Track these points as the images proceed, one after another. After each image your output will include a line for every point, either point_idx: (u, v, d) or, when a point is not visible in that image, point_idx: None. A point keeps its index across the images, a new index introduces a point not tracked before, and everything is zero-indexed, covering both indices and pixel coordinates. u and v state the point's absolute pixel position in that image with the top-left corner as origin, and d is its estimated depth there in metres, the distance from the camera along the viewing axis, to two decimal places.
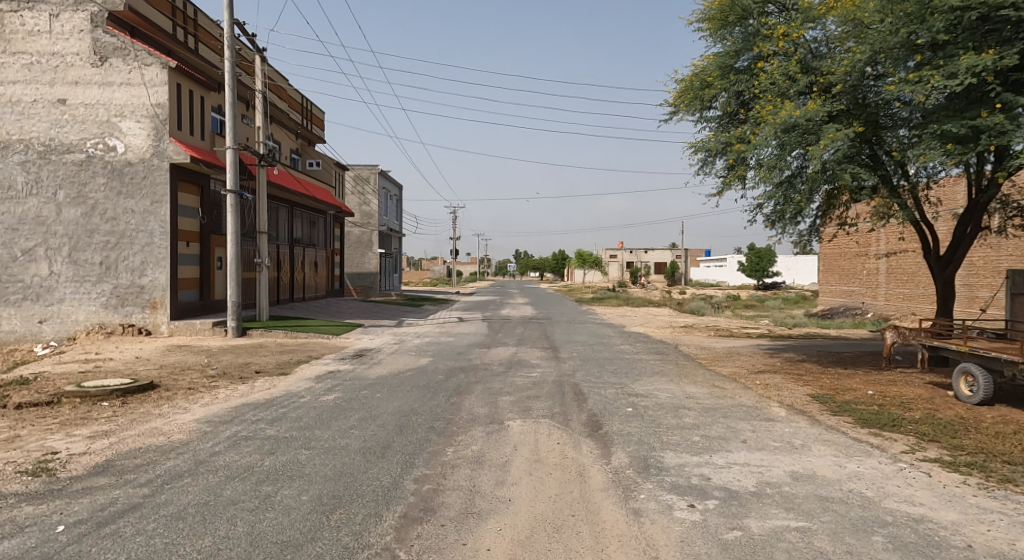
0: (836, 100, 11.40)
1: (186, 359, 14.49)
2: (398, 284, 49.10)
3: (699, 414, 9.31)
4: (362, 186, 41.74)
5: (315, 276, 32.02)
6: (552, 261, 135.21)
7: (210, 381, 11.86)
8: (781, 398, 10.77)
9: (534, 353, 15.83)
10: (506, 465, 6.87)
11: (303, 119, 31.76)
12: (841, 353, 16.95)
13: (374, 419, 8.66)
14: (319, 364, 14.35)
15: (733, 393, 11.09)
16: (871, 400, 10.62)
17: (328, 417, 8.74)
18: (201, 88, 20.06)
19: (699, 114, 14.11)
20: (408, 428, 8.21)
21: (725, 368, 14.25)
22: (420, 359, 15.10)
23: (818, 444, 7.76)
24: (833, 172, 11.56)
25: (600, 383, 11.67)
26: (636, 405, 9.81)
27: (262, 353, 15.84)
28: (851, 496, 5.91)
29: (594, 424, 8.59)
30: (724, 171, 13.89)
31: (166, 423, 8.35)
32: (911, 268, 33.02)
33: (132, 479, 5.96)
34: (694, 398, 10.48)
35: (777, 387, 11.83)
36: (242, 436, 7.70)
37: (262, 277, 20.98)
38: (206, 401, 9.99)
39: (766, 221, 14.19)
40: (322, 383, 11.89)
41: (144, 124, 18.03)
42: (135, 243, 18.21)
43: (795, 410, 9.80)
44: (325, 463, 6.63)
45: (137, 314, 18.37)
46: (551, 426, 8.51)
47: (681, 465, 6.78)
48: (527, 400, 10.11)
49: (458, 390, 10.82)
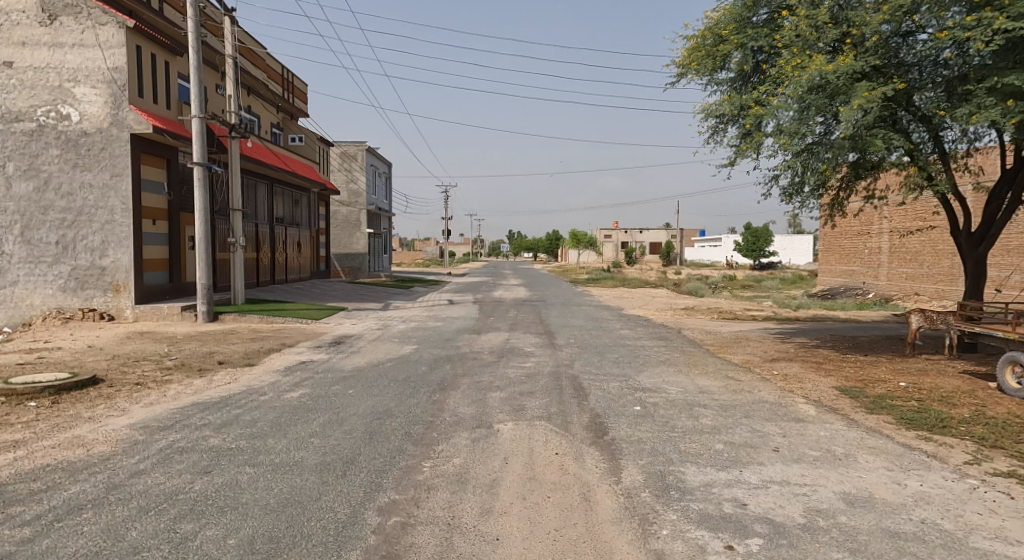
0: (868, 56, 10.14)
1: (144, 348, 13.18)
2: (389, 264, 47.77)
3: (717, 414, 8.09)
4: (350, 164, 40.02)
5: (300, 256, 30.79)
6: (546, 241, 133.86)
7: (163, 375, 10.55)
8: (805, 392, 9.55)
9: (528, 340, 14.59)
10: (494, 486, 5.64)
11: (284, 92, 30.18)
12: (858, 338, 15.76)
13: (341, 423, 7.40)
14: (292, 353, 13.03)
15: (750, 386, 9.86)
16: (907, 393, 9.44)
17: (287, 421, 7.47)
18: (166, 53, 18.60)
19: (710, 75, 12.79)
20: (379, 435, 6.96)
21: (736, 355, 13.06)
22: (404, 346, 13.83)
23: (862, 453, 6.54)
24: (861, 140, 10.39)
25: (600, 375, 10.43)
26: (645, 403, 8.59)
27: (231, 341, 14.52)
28: (928, 530, 4.67)
29: (599, 428, 7.34)
30: (736, 140, 12.65)
31: (92, 431, 7.08)
32: (915, 248, 31.87)
33: (15, 516, 4.75)
34: (709, 393, 9.27)
35: (797, 379, 10.62)
36: (178, 448, 6.45)
37: (237, 258, 19.66)
38: (151, 400, 8.72)
39: (782, 194, 12.94)
40: (290, 376, 10.60)
41: (100, 91, 16.69)
42: (94, 221, 16.94)
43: (825, 407, 8.55)
44: (270, 487, 5.35)
45: (99, 298, 17.16)
46: (548, 431, 7.28)
47: (708, 486, 5.54)
48: (520, 397, 8.86)
49: (443, 385, 9.58)
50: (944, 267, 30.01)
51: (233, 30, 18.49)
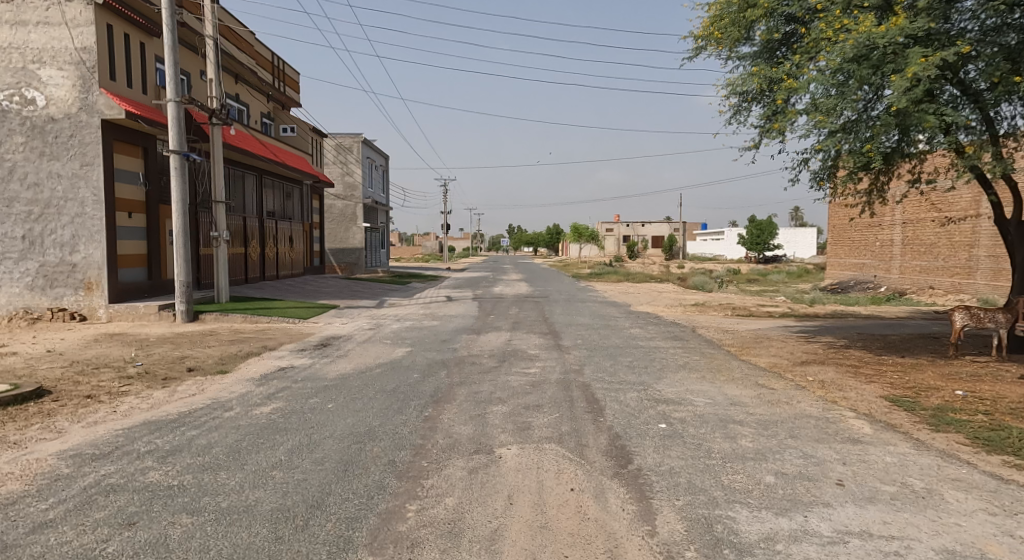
0: (921, 18, 8.90)
1: (109, 352, 11.99)
2: (387, 260, 46.50)
3: (757, 433, 6.90)
4: (345, 156, 38.56)
5: (292, 252, 29.56)
6: (547, 236, 132.73)
7: (120, 386, 9.31)
8: (850, 403, 8.29)
9: (531, 340, 13.39)
10: (493, 541, 4.47)
11: (275, 81, 28.98)
12: (888, 337, 14.50)
13: (312, 448, 6.22)
14: (272, 357, 11.84)
15: (786, 396, 8.65)
16: (968, 404, 8.16)
17: (247, 446, 6.29)
18: (141, 34, 17.41)
19: (733, 49, 11.65)
20: (356, 466, 5.76)
21: (762, 358, 11.79)
22: (395, 350, 12.60)
23: (947, 488, 5.29)
24: (913, 117, 9.16)
25: (614, 384, 9.19)
26: (670, 418, 7.40)
27: (207, 343, 13.33)
28: None
29: (621, 454, 6.12)
30: (762, 120, 11.42)
31: (9, 461, 5.88)
32: (930, 239, 30.57)
33: None
34: (741, 406, 8.06)
35: (837, 386, 9.35)
36: (106, 486, 5.24)
37: (221, 254, 18.45)
38: (96, 418, 7.50)
39: (814, 178, 11.75)
40: (264, 385, 9.35)
41: (67, 73, 15.56)
42: (63, 214, 15.80)
43: (881, 424, 7.25)
44: (205, 550, 4.19)
45: (69, 296, 16.01)
46: (559, 457, 6.09)
47: (769, 542, 4.38)
48: (525, 412, 7.67)
49: (437, 397, 8.36)
50: (960, 259, 28.65)
51: (213, 8, 17.23)
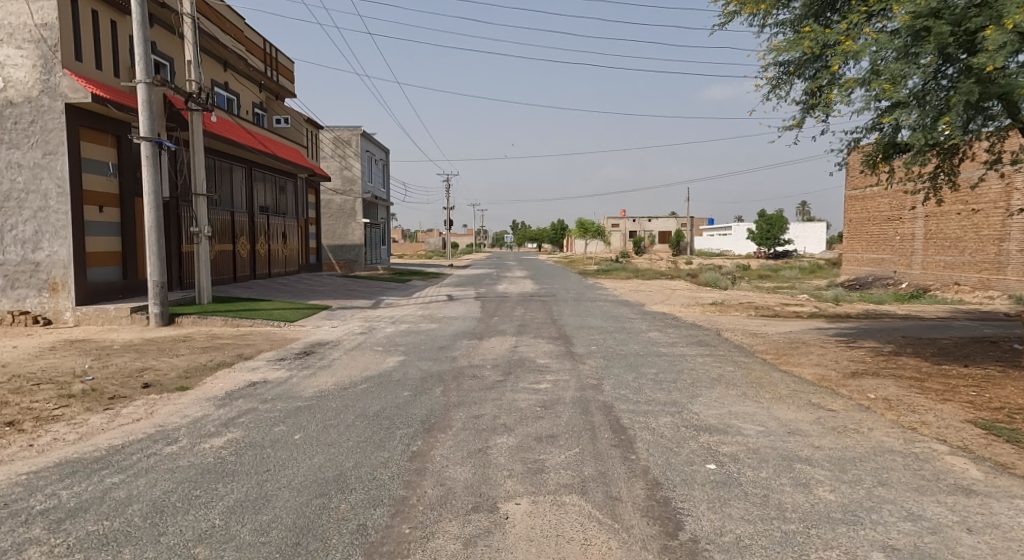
0: None
1: (60, 363, 10.55)
2: (388, 257, 45.02)
3: (836, 477, 5.39)
4: (343, 150, 37.17)
5: (286, 249, 28.08)
6: (552, 231, 130.99)
7: (53, 408, 7.82)
8: (934, 431, 6.76)
9: (540, 347, 11.91)
10: None
11: (267, 69, 27.51)
12: (938, 342, 12.92)
13: (261, 506, 4.74)
14: (245, 369, 10.36)
15: (850, 421, 7.14)
16: None
17: (175, 502, 4.82)
18: (111, 11, 15.94)
19: (772, 12, 10.09)
20: (312, 537, 4.29)
21: (806, 369, 10.21)
22: (386, 359, 11.11)
23: None
24: (998, 83, 7.65)
25: (642, 405, 7.66)
26: (721, 455, 5.91)
27: (178, 351, 11.87)
28: None
29: (668, 515, 4.62)
30: (807, 94, 9.92)
31: None
32: (955, 233, 28.89)
33: None
34: (803, 436, 6.57)
35: (908, 406, 7.80)
36: None
37: (202, 251, 16.98)
38: (3, 456, 6.02)
39: (866, 161, 10.22)
40: (225, 406, 7.88)
41: (27, 52, 14.14)
42: (25, 208, 14.37)
43: (987, 463, 5.74)
44: None
45: (32, 298, 14.59)
46: (586, 518, 4.62)
47: None
48: (538, 446, 6.17)
49: (429, 425, 6.86)
50: (988, 254, 26.89)
51: None
